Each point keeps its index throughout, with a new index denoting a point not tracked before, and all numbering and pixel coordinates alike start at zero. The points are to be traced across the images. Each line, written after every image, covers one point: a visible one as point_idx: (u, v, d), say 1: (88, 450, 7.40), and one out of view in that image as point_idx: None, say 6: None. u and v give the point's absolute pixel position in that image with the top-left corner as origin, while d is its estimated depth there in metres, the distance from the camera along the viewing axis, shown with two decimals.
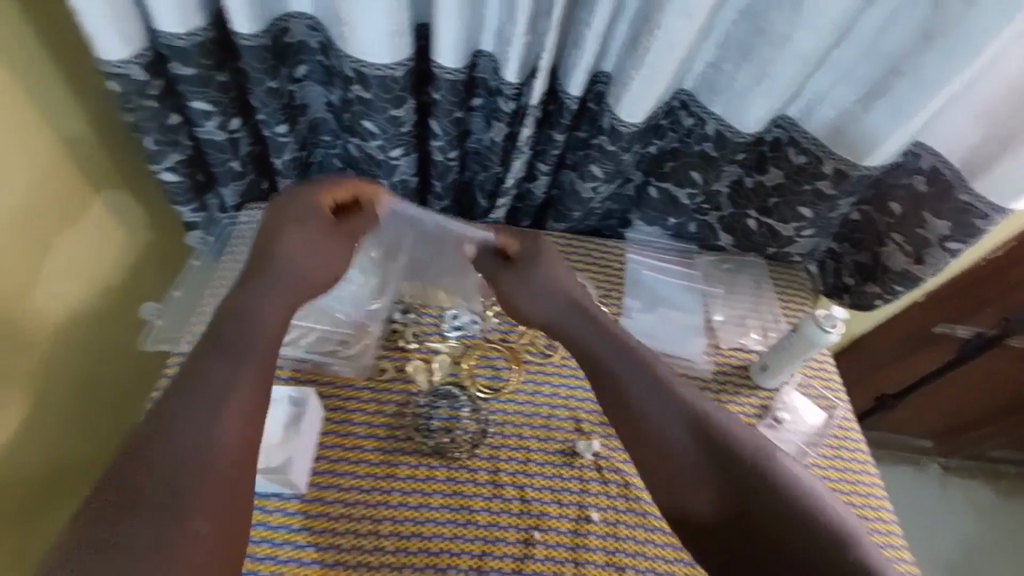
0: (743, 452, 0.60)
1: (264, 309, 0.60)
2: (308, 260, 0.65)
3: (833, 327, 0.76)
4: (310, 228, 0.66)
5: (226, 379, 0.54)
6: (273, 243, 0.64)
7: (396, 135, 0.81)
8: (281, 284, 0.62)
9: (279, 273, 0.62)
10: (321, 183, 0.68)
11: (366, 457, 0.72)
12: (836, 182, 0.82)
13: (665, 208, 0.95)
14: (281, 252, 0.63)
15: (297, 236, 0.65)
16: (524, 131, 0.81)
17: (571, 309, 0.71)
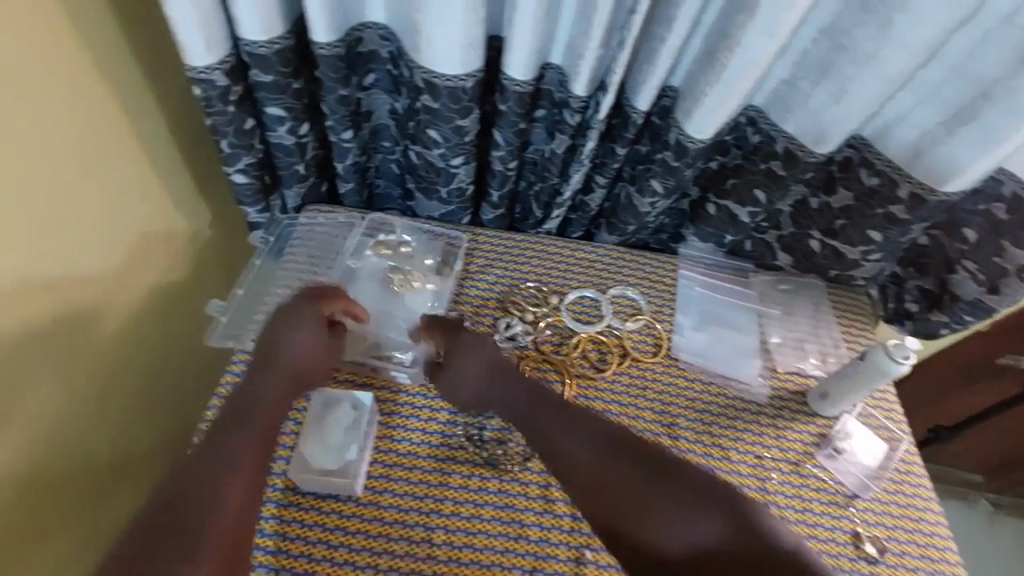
0: (664, 474, 0.61)
1: (261, 404, 0.64)
2: (301, 362, 0.69)
3: (905, 358, 0.72)
4: (306, 328, 0.71)
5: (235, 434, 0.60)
6: (273, 346, 0.69)
7: (459, 144, 0.82)
8: (277, 377, 0.67)
9: (274, 374, 0.67)
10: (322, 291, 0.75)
11: (420, 464, 0.72)
12: (911, 207, 0.79)
13: (724, 226, 0.93)
14: (279, 351, 0.68)
15: (294, 336, 0.70)
16: (587, 144, 0.80)
17: (498, 364, 0.74)
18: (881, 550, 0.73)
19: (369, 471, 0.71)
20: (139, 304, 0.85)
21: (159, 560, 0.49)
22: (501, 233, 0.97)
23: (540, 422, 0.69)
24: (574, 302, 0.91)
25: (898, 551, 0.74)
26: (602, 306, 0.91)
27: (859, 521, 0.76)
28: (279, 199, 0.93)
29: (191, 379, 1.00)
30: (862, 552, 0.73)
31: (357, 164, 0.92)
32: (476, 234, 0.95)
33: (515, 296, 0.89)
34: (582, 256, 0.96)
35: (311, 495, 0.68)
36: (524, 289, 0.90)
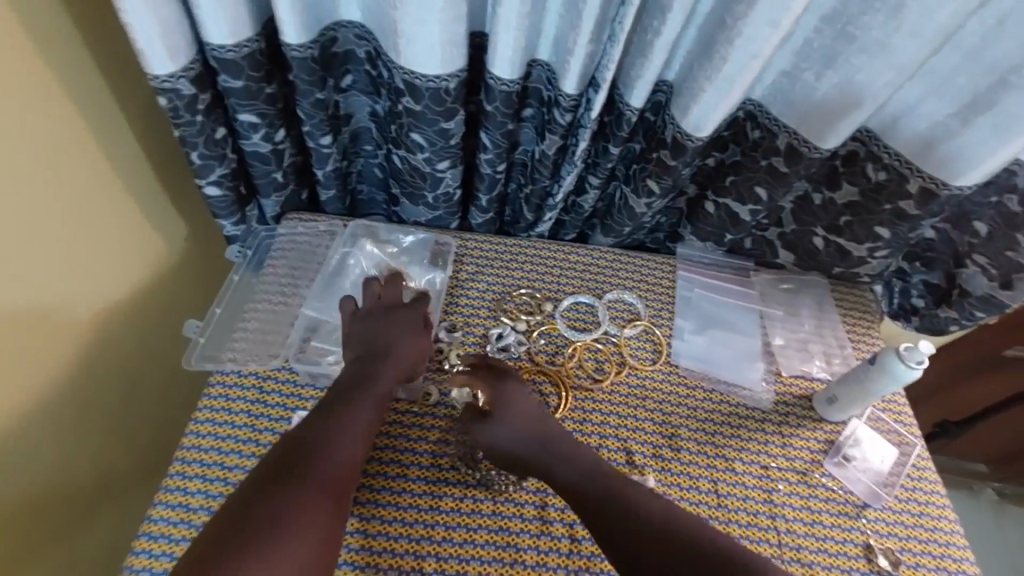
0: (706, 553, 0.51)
1: (372, 394, 0.63)
2: (410, 355, 0.69)
3: (919, 362, 0.69)
4: (409, 324, 0.71)
5: (344, 423, 0.59)
6: (380, 342, 0.68)
7: (445, 147, 0.77)
8: (394, 365, 0.67)
9: (384, 367, 0.66)
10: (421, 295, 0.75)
11: (410, 487, 0.69)
12: (921, 202, 0.75)
13: (723, 224, 0.89)
14: (388, 346, 0.68)
15: (400, 332, 0.70)
16: (579, 144, 0.76)
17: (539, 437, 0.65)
18: (895, 563, 0.70)
19: (358, 497, 0.67)
20: (116, 325, 0.81)
21: (278, 494, 0.51)
22: (490, 237, 0.93)
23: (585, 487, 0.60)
24: (568, 309, 0.87)
25: (913, 563, 0.71)
26: (599, 312, 0.87)
27: (871, 532, 0.72)
28: (255, 210, 0.89)
29: (172, 397, 0.96)
30: (875, 566, 0.70)
31: (338, 170, 0.87)
32: (465, 239, 0.91)
33: (507, 304, 0.86)
34: (576, 259, 0.92)
35: None
36: (516, 297, 0.87)
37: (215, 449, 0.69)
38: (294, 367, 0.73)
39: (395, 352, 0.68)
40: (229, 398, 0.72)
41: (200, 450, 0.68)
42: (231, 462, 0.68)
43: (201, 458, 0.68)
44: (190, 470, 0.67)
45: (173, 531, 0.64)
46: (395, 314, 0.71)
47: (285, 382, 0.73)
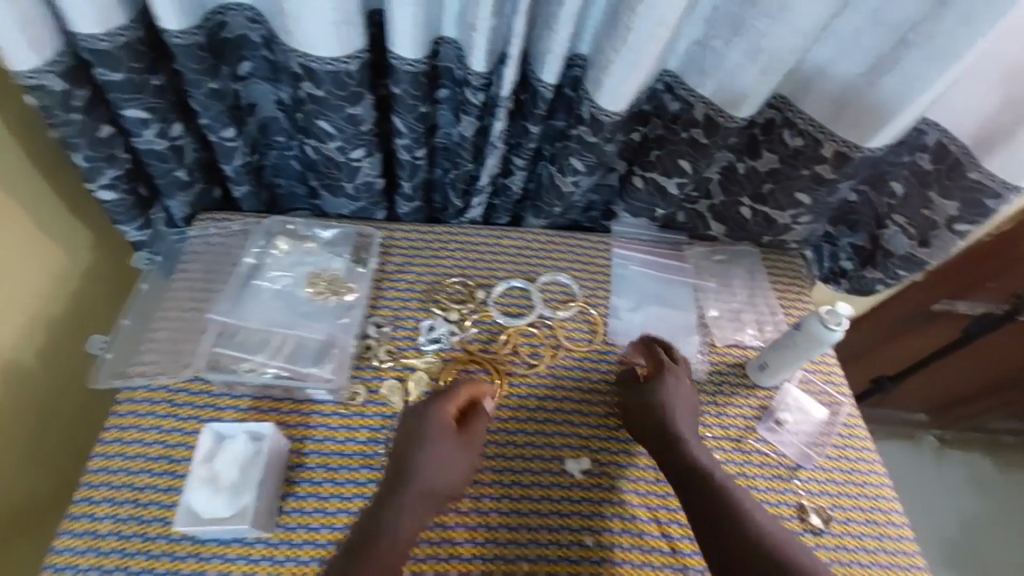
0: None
1: (401, 520, 0.59)
2: (439, 484, 0.62)
3: (839, 324, 0.70)
4: (442, 444, 0.63)
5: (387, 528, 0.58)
6: (409, 461, 0.62)
7: (356, 135, 0.73)
8: (422, 499, 0.61)
9: (408, 498, 0.60)
10: (445, 398, 0.66)
11: (340, 490, 0.66)
12: (837, 166, 0.76)
13: (653, 199, 0.88)
14: (413, 472, 0.61)
15: (428, 451, 0.62)
16: (496, 124, 0.73)
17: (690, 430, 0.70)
18: (826, 520, 0.72)
19: (281, 506, 0.64)
20: (18, 347, 0.75)
21: None
22: (419, 226, 0.89)
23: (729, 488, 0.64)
24: (502, 295, 0.85)
25: (842, 519, 0.73)
26: (533, 296, 0.86)
27: (803, 492, 0.74)
28: (161, 212, 0.83)
29: (93, 417, 0.91)
30: (807, 524, 0.72)
31: (249, 164, 0.82)
32: (392, 230, 0.87)
33: (438, 293, 0.83)
34: (509, 243, 0.90)
35: (213, 541, 0.61)
36: (448, 286, 0.84)
37: (124, 470, 0.65)
38: (208, 377, 0.69)
39: (421, 480, 0.61)
40: (138, 415, 0.68)
41: (108, 471, 0.65)
42: (142, 480, 0.64)
43: (109, 480, 0.64)
44: (97, 495, 0.63)
45: (78, 560, 0.60)
46: (428, 428, 0.64)
47: (198, 394, 0.69)
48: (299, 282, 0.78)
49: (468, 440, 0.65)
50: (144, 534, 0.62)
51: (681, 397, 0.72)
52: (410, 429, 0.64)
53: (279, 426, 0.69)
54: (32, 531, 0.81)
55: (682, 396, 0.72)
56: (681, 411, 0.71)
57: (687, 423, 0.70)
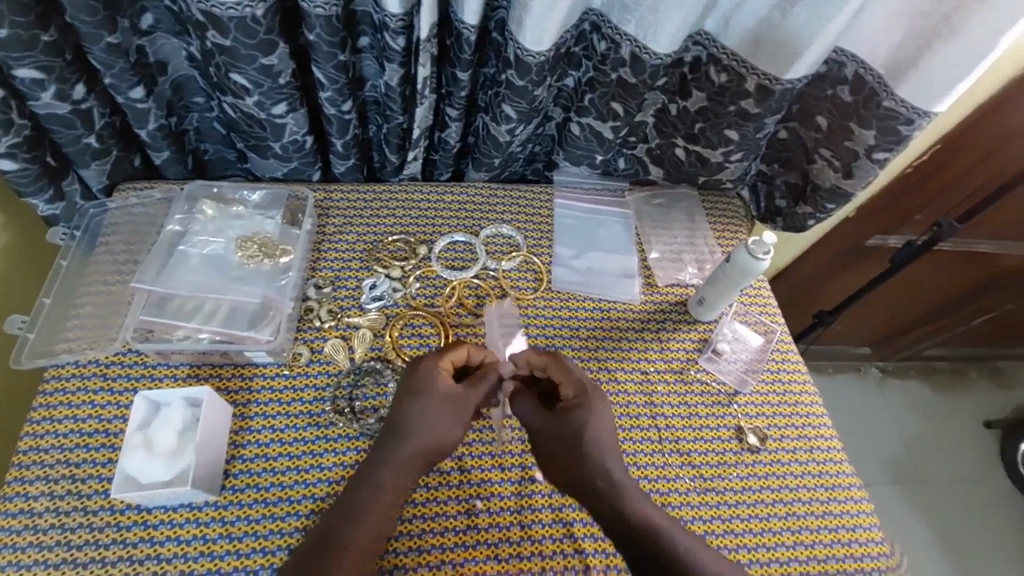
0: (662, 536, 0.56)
1: (385, 482, 0.57)
2: (429, 442, 0.59)
3: (766, 253, 0.72)
4: (434, 402, 0.60)
5: (371, 492, 0.57)
6: (404, 422, 0.60)
7: (274, 87, 0.72)
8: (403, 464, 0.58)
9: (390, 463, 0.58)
10: (437, 358, 0.64)
11: (288, 450, 0.66)
12: (760, 100, 0.78)
13: (591, 145, 0.89)
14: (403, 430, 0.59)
15: (424, 412, 0.60)
16: (421, 71, 0.71)
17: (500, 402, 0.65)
18: (763, 439, 0.76)
19: (228, 469, 0.64)
20: None
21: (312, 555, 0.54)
22: (357, 185, 0.87)
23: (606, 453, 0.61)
24: (445, 249, 0.85)
25: (778, 436, 0.77)
26: (477, 249, 0.85)
27: (742, 415, 0.78)
28: (76, 184, 0.79)
29: (19, 407, 0.87)
30: (745, 444, 0.76)
31: (165, 127, 0.79)
32: (328, 191, 0.86)
33: (379, 252, 0.82)
34: (448, 199, 0.89)
35: (159, 509, 0.61)
36: (389, 243, 0.83)
37: (56, 447, 0.63)
38: (140, 348, 0.68)
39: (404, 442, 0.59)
40: (68, 391, 0.66)
41: (39, 449, 0.63)
42: (77, 456, 0.63)
43: (41, 458, 0.62)
44: (29, 474, 0.61)
45: (16, 540, 0.59)
46: (424, 388, 0.61)
47: (132, 365, 0.69)
48: (230, 247, 0.75)
49: (465, 404, 0.62)
50: (85, 509, 0.60)
51: (601, 410, 0.63)
52: (405, 397, 0.61)
53: (220, 391, 0.68)
54: None
55: (603, 404, 0.64)
56: (602, 423, 0.62)
57: (603, 435, 0.61)
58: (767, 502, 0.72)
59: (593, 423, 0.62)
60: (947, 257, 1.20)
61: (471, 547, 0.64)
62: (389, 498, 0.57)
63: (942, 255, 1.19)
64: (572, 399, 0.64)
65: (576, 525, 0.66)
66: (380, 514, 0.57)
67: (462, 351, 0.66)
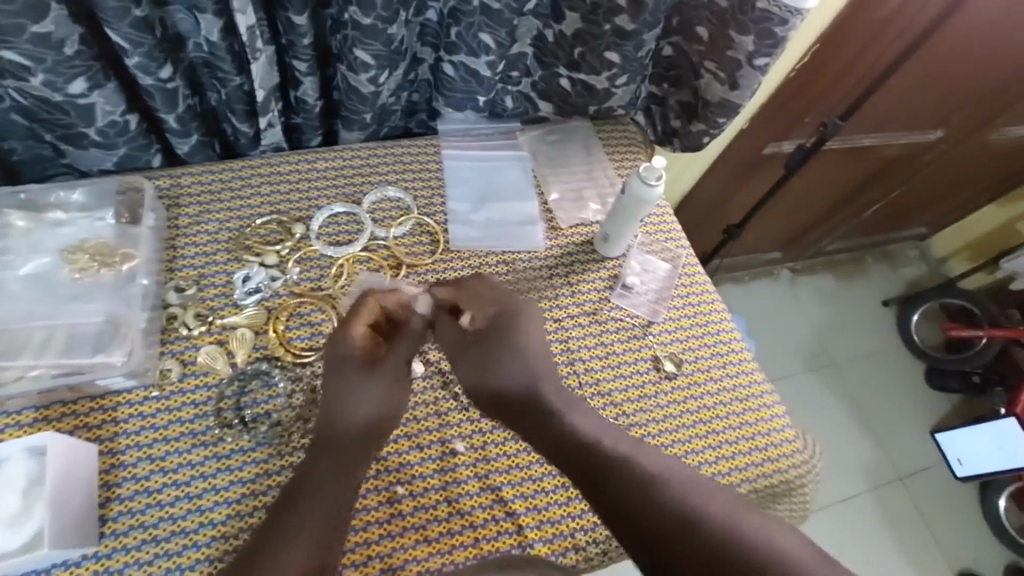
0: (617, 462, 0.58)
1: (323, 473, 0.57)
2: (365, 418, 0.59)
3: (658, 179, 0.70)
4: (354, 377, 0.59)
5: (313, 488, 0.57)
6: (332, 403, 0.59)
7: (62, 61, 0.58)
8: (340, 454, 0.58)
9: (328, 456, 0.58)
10: (348, 321, 0.59)
11: (174, 478, 0.58)
12: (634, 15, 0.73)
13: (469, 86, 0.81)
14: (334, 418, 0.59)
15: (349, 390, 0.59)
16: (241, 19, 0.60)
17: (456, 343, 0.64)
18: (678, 364, 0.77)
19: (105, 514, 0.56)
20: None
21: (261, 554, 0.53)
22: (208, 165, 0.75)
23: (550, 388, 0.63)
24: (325, 224, 0.76)
25: (694, 359, 0.78)
26: (362, 218, 0.77)
27: (658, 344, 0.78)
28: None
29: None
30: (663, 372, 0.76)
31: None
32: (174, 175, 0.73)
33: (247, 239, 0.72)
34: (320, 166, 0.79)
35: None
36: (258, 226, 0.73)
37: None
38: None
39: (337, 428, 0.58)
40: None
41: None
42: None
43: None
44: None
45: None
46: (340, 364, 0.59)
47: None
48: (57, 262, 0.64)
49: (386, 369, 0.60)
50: None
51: (532, 335, 0.64)
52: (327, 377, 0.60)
53: (79, 430, 0.59)
54: None
55: (528, 331, 0.64)
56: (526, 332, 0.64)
57: (531, 347, 0.64)
58: (689, 424, 0.74)
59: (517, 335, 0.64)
60: (835, 156, 1.25)
61: (400, 535, 0.61)
62: (335, 482, 0.57)
63: (829, 155, 1.24)
64: (504, 314, 0.64)
65: (505, 488, 0.65)
66: (324, 508, 0.56)
67: (372, 302, 0.60)
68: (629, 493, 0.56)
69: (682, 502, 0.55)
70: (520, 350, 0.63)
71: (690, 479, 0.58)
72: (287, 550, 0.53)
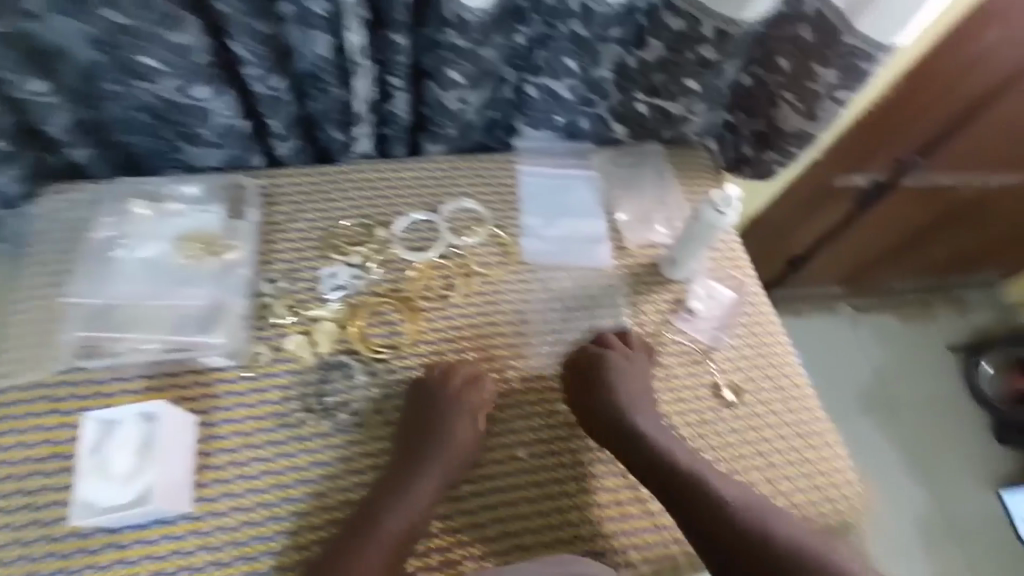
0: (692, 491, 0.64)
1: (403, 480, 0.63)
2: (438, 443, 0.65)
3: (730, 207, 0.71)
4: (436, 411, 0.67)
5: (394, 492, 0.63)
6: (419, 429, 0.67)
7: (189, 66, 0.65)
8: (424, 464, 0.64)
9: (409, 465, 0.64)
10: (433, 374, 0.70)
11: (261, 454, 0.63)
12: (719, 46, 0.76)
13: (549, 106, 0.84)
14: (420, 439, 0.66)
15: (433, 418, 0.67)
16: (352, 38, 0.66)
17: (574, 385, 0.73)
18: (739, 394, 0.77)
19: (198, 480, 0.61)
20: None
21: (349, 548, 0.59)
22: (309, 170, 0.81)
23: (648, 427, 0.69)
24: (405, 230, 0.81)
25: (756, 390, 0.78)
26: (438, 227, 0.82)
27: (719, 372, 0.78)
28: None
29: None
30: (724, 400, 0.76)
31: (80, 122, 0.70)
32: (273, 177, 0.79)
33: (335, 238, 0.77)
34: (405, 175, 0.83)
35: (127, 528, 0.59)
36: (345, 228, 0.78)
37: (13, 477, 0.60)
38: (86, 365, 0.64)
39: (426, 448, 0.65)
40: (15, 419, 0.62)
41: None
42: (36, 484, 0.60)
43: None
44: None
45: None
46: (425, 400, 0.68)
47: (79, 384, 0.64)
48: (173, 248, 0.72)
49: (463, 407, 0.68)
50: (49, 538, 0.58)
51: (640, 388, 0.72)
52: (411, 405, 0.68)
53: (180, 401, 0.65)
54: None
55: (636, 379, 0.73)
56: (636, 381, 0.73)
57: (637, 395, 0.71)
58: (746, 454, 0.74)
59: (630, 370, 0.73)
60: (911, 194, 1.21)
61: (461, 531, 0.65)
62: (410, 495, 0.62)
63: (905, 193, 1.20)
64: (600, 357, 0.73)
65: (562, 498, 0.68)
66: (403, 509, 0.61)
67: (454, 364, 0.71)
68: (709, 516, 0.63)
69: (763, 526, 0.62)
70: (620, 393, 0.71)
71: (764, 506, 0.64)
72: (372, 545, 0.59)
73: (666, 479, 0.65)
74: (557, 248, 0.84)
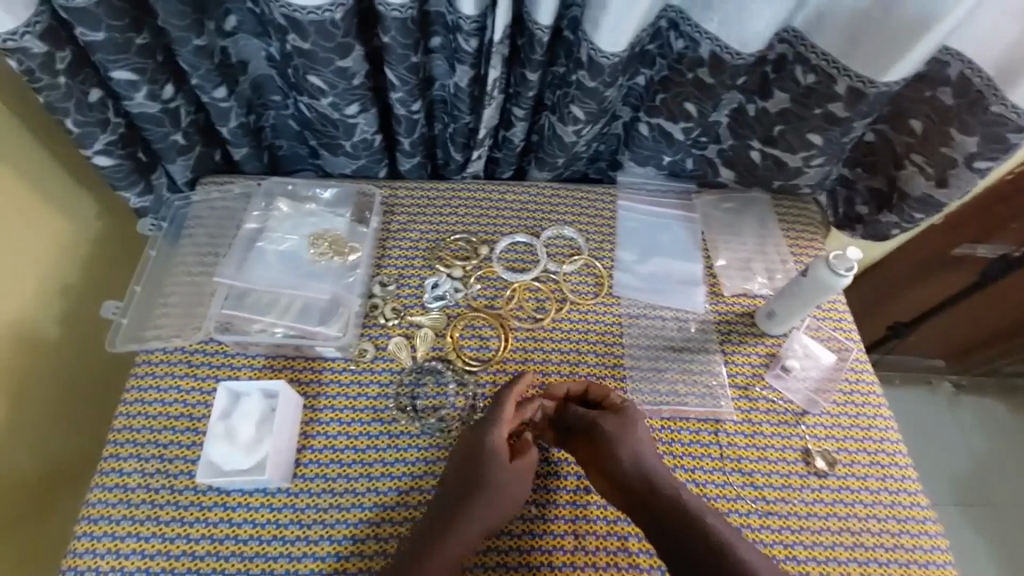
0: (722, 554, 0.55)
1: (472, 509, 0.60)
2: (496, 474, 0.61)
3: (849, 269, 0.68)
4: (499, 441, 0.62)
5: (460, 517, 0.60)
6: (477, 458, 0.62)
7: (348, 89, 0.73)
8: (492, 496, 0.60)
9: (475, 498, 0.60)
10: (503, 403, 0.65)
11: (355, 443, 0.68)
12: (851, 103, 0.73)
13: (659, 146, 0.85)
14: (482, 471, 0.61)
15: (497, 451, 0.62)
16: (491, 73, 0.71)
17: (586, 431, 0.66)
18: (829, 463, 0.73)
19: (298, 458, 0.67)
20: (41, 312, 0.78)
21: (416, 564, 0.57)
22: (423, 183, 0.88)
23: (671, 485, 0.61)
24: (505, 250, 0.84)
25: (848, 462, 0.73)
26: (537, 251, 0.85)
27: (809, 437, 0.74)
28: (163, 177, 0.84)
29: (113, 383, 0.92)
30: (812, 467, 0.72)
31: (245, 125, 0.81)
32: (395, 188, 0.86)
33: (441, 251, 0.82)
34: (512, 198, 0.88)
35: (236, 492, 0.65)
36: (450, 242, 0.83)
37: (147, 428, 0.68)
38: (220, 338, 0.72)
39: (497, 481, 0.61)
40: (156, 376, 0.71)
41: (132, 429, 0.68)
42: (165, 438, 0.68)
43: (134, 437, 0.68)
44: (124, 451, 0.67)
45: (111, 512, 0.64)
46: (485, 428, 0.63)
47: (213, 354, 0.73)
48: (304, 245, 0.78)
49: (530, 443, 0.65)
50: (171, 487, 0.65)
51: (647, 445, 0.65)
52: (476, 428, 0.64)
53: (291, 382, 0.71)
54: (60, 504, 0.82)
55: (645, 436, 0.65)
56: (642, 441, 0.64)
57: (653, 454, 0.64)
58: (831, 528, 0.69)
59: (639, 428, 0.66)
60: None
61: (526, 552, 0.65)
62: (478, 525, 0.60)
63: None
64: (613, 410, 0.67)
65: (631, 539, 0.66)
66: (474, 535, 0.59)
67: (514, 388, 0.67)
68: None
69: None
70: (638, 447, 0.64)
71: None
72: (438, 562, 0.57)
73: (692, 548, 0.56)
74: (652, 285, 0.84)
